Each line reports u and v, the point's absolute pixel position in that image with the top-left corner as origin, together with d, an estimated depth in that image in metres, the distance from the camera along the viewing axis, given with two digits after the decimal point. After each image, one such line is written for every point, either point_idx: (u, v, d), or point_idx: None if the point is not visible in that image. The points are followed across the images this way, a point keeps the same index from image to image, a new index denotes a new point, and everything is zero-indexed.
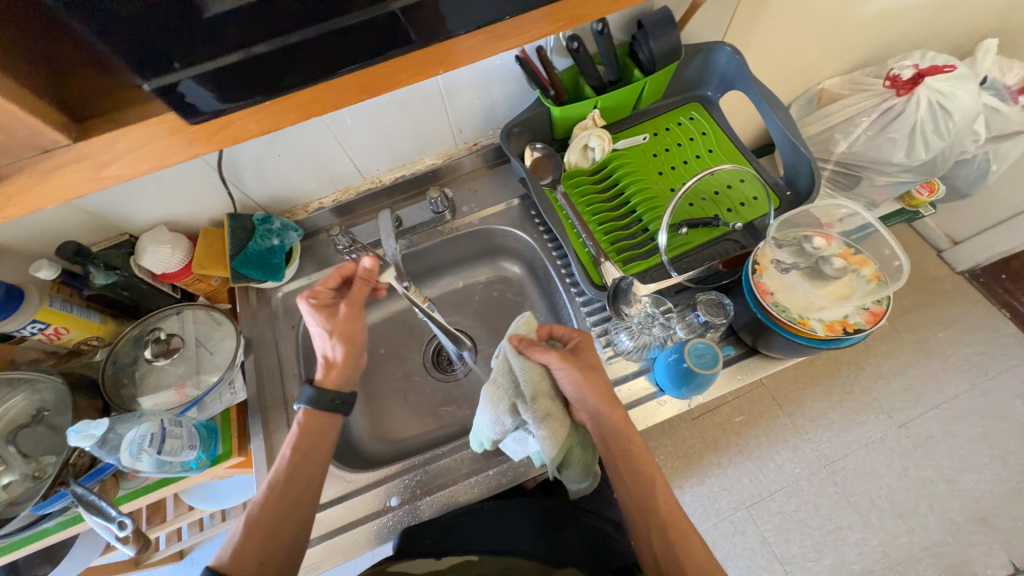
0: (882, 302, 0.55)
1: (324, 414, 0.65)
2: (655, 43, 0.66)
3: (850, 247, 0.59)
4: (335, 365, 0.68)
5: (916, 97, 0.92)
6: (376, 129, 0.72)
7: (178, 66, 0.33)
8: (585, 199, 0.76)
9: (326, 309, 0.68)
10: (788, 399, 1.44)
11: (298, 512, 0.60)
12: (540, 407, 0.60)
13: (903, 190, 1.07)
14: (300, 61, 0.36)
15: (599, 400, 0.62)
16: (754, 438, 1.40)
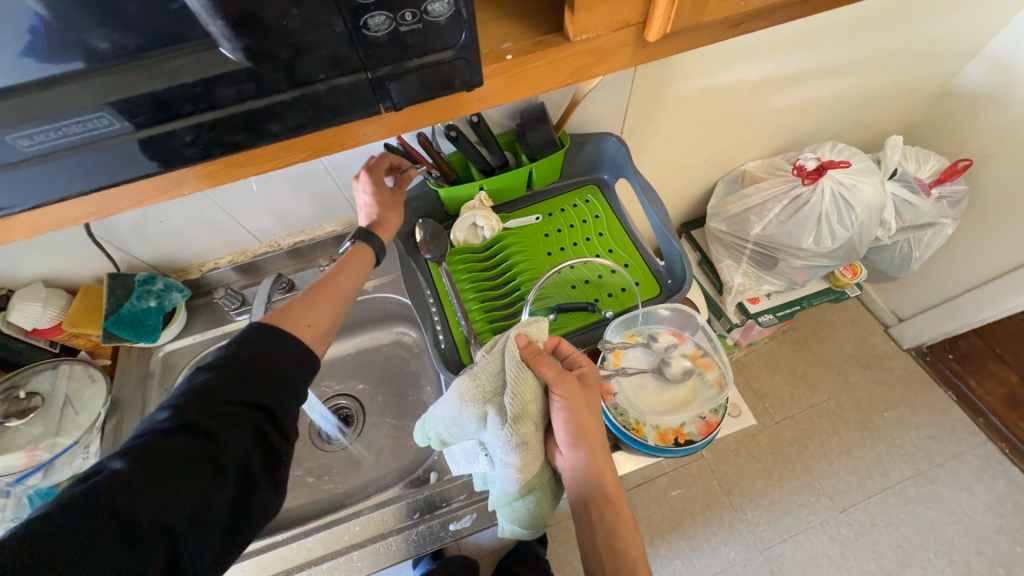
0: (717, 412, 0.66)
1: (369, 258, 0.63)
2: (529, 135, 0.71)
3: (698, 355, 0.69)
4: (383, 226, 0.65)
5: (820, 187, 0.95)
6: (265, 198, 0.74)
7: None
8: (469, 276, 0.76)
9: (379, 178, 0.65)
10: (727, 476, 1.38)
11: (335, 309, 0.56)
12: (523, 431, 0.53)
13: (821, 273, 1.08)
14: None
15: (592, 442, 0.57)
16: (690, 517, 1.33)
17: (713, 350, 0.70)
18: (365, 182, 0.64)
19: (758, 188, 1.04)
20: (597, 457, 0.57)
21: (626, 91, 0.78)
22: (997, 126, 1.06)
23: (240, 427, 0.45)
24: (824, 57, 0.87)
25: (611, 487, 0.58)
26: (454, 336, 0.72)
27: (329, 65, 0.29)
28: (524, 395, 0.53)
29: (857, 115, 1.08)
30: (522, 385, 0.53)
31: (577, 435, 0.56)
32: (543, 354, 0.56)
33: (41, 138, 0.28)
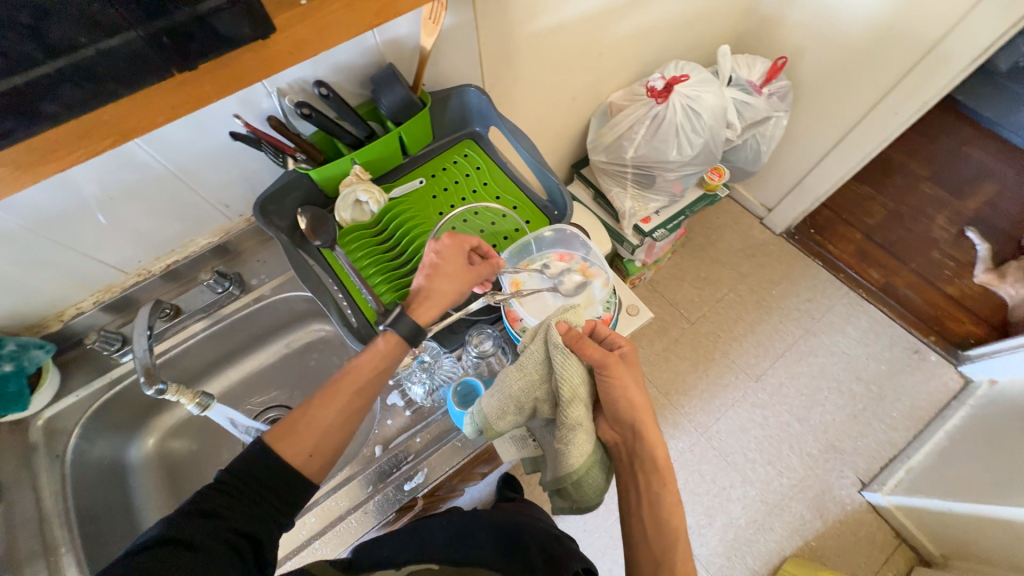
0: (610, 309, 0.76)
1: (401, 348, 0.57)
2: (385, 98, 0.70)
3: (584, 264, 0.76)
4: (428, 298, 0.60)
5: (671, 103, 1.05)
6: (115, 222, 0.66)
7: None
8: (368, 253, 0.76)
9: (457, 250, 0.63)
10: (663, 381, 1.54)
11: (348, 428, 0.55)
12: (573, 411, 0.59)
13: (692, 180, 1.21)
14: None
15: (637, 417, 0.61)
16: None
17: (598, 260, 0.78)
18: (443, 248, 0.62)
19: (624, 115, 1.12)
20: (643, 433, 0.61)
21: (473, 40, 0.79)
22: (798, 24, 1.23)
23: (225, 555, 0.46)
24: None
25: (658, 460, 0.61)
26: (366, 313, 0.72)
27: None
28: (572, 379, 0.59)
29: (690, 32, 1.19)
30: (570, 370, 0.59)
31: (622, 406, 0.61)
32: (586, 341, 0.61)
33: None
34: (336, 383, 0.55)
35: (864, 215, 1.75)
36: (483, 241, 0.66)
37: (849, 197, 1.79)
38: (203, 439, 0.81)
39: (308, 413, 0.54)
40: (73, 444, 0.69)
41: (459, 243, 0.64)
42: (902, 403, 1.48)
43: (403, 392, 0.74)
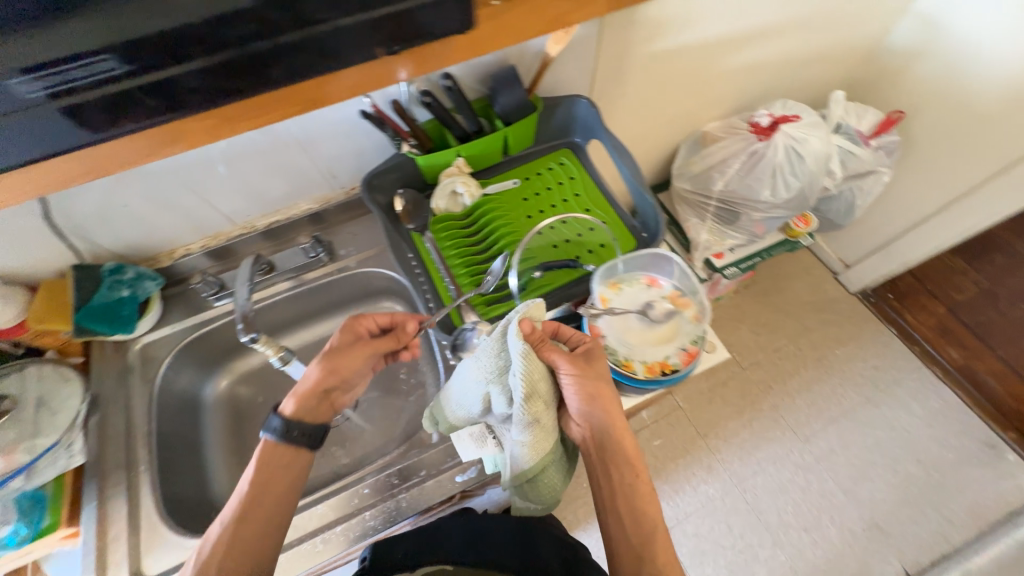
0: (697, 342, 0.72)
1: (283, 450, 0.56)
2: (502, 98, 0.72)
3: (677, 292, 0.74)
4: (311, 388, 0.59)
5: (774, 142, 1.02)
6: (238, 177, 0.71)
7: None
8: (454, 243, 0.78)
9: (352, 332, 0.64)
10: (702, 421, 1.48)
11: (266, 537, 0.53)
12: (530, 408, 0.55)
13: (777, 224, 1.16)
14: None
15: (605, 416, 0.59)
16: (672, 462, 1.43)
17: (689, 292, 0.76)
18: (340, 331, 0.64)
19: (719, 147, 1.09)
20: (609, 432, 0.59)
21: (591, 52, 0.80)
22: (921, 80, 1.16)
23: None
24: (772, 14, 0.91)
25: (626, 459, 0.59)
26: (445, 302, 0.73)
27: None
28: (533, 374, 0.55)
29: (804, 72, 1.15)
30: (530, 365, 0.55)
31: (588, 402, 0.59)
32: (546, 340, 0.60)
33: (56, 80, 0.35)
34: (228, 523, 0.52)
35: (954, 290, 1.62)
36: (385, 314, 0.67)
37: (940, 268, 1.66)
38: (268, 391, 0.85)
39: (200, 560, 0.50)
40: (162, 373, 0.74)
41: (356, 325, 0.65)
42: (966, 499, 1.35)
43: None
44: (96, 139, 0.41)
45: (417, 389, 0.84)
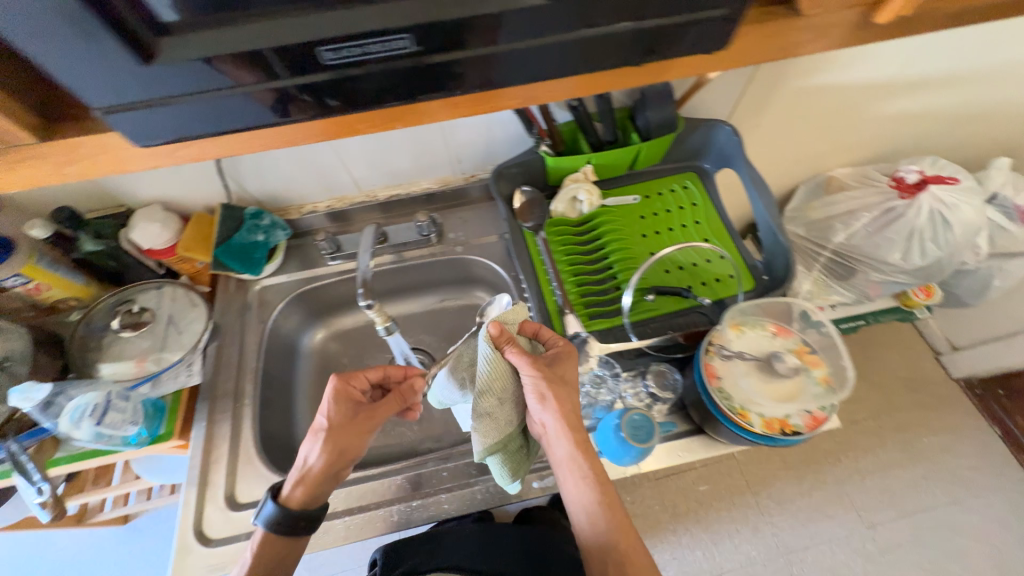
0: (827, 408, 0.54)
1: (280, 538, 0.56)
2: (650, 112, 0.69)
3: (807, 345, 0.59)
4: (311, 477, 0.57)
5: (918, 202, 0.93)
6: (377, 148, 0.75)
7: (136, 92, 0.32)
8: (565, 247, 0.77)
9: (346, 402, 0.59)
10: (755, 476, 1.34)
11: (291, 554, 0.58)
12: (483, 404, 0.55)
13: (897, 289, 1.06)
14: (224, 114, 0.35)
15: (557, 420, 0.56)
16: (717, 513, 1.29)
17: (822, 349, 0.59)
18: (329, 401, 0.59)
19: (848, 196, 1.01)
20: (562, 435, 0.56)
21: (740, 81, 0.77)
22: None
23: None
24: (952, 64, 0.82)
25: (584, 461, 0.56)
26: (548, 308, 0.71)
27: (575, 16, 0.34)
28: (490, 374, 0.55)
29: (964, 132, 1.03)
30: (490, 367, 0.55)
31: (544, 407, 0.56)
32: (510, 339, 0.57)
33: (339, 55, 0.33)
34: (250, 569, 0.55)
35: None
36: (379, 371, 0.63)
37: None
38: (352, 354, 0.88)
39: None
40: (273, 317, 0.80)
41: (349, 392, 0.60)
42: None
43: None
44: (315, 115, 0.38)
45: None
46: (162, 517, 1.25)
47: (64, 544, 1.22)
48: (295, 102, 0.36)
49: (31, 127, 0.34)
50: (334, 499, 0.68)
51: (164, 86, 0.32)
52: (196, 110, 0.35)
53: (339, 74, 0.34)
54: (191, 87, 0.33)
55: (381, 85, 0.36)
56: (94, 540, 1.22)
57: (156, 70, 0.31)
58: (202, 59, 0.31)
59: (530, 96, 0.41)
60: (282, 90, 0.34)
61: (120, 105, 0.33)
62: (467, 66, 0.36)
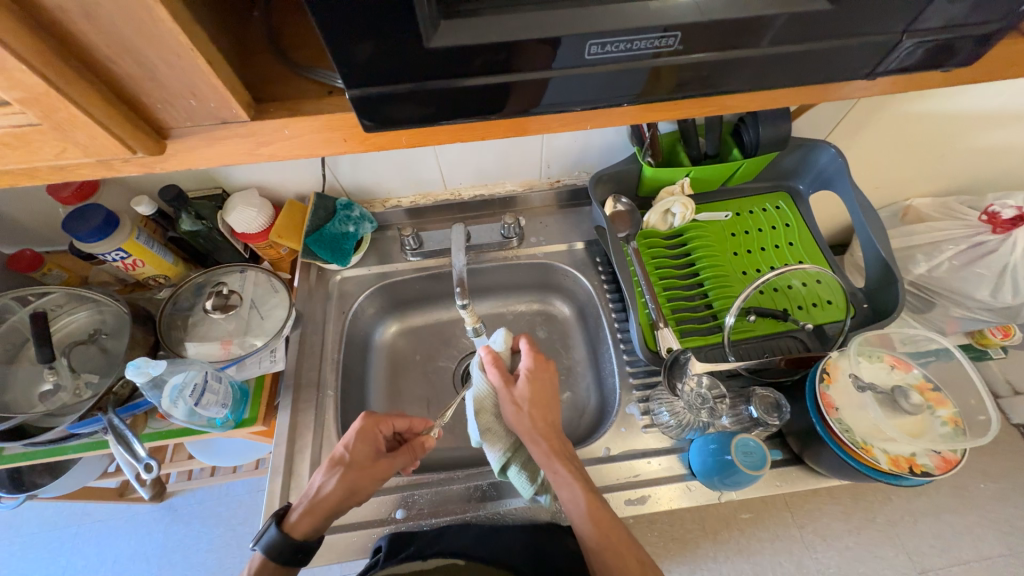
0: (957, 451, 0.54)
1: (280, 567, 0.53)
2: (763, 128, 0.66)
3: (930, 382, 0.59)
4: (317, 506, 0.55)
5: (1013, 238, 0.89)
6: (471, 146, 0.74)
7: (382, 81, 0.28)
8: (655, 260, 0.75)
9: (369, 440, 0.59)
10: (798, 498, 0.93)
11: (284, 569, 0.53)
12: (481, 419, 0.61)
13: (977, 328, 1.01)
14: (453, 103, 0.31)
15: (520, 427, 0.58)
16: (760, 543, 0.90)
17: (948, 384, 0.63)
18: (353, 436, 0.59)
19: (933, 228, 0.97)
20: (531, 439, 0.58)
21: (849, 105, 0.75)
22: None
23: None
24: None
25: (554, 463, 0.56)
26: (641, 320, 0.69)
27: (831, 28, 0.30)
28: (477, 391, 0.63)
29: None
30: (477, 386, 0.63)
31: (520, 422, 0.59)
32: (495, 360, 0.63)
33: (605, 49, 0.29)
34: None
35: None
36: (404, 420, 0.62)
37: None
38: (421, 351, 0.87)
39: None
40: (355, 308, 0.80)
41: (375, 431, 0.59)
42: None
43: (645, 410, 0.68)
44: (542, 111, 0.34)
45: (569, 394, 0.80)
46: (200, 496, 1.26)
47: (104, 516, 1.23)
48: (516, 101, 0.32)
49: (246, 105, 0.30)
50: (418, 500, 0.63)
51: (415, 69, 0.28)
52: (435, 96, 0.30)
53: (600, 68, 0.30)
54: (443, 70, 0.28)
55: (623, 85, 0.32)
56: (135, 514, 1.24)
57: (430, 53, 0.27)
58: (469, 46, 0.27)
59: (745, 103, 0.37)
60: (530, 82, 0.30)
61: (370, 84, 0.28)
62: (715, 71, 0.32)
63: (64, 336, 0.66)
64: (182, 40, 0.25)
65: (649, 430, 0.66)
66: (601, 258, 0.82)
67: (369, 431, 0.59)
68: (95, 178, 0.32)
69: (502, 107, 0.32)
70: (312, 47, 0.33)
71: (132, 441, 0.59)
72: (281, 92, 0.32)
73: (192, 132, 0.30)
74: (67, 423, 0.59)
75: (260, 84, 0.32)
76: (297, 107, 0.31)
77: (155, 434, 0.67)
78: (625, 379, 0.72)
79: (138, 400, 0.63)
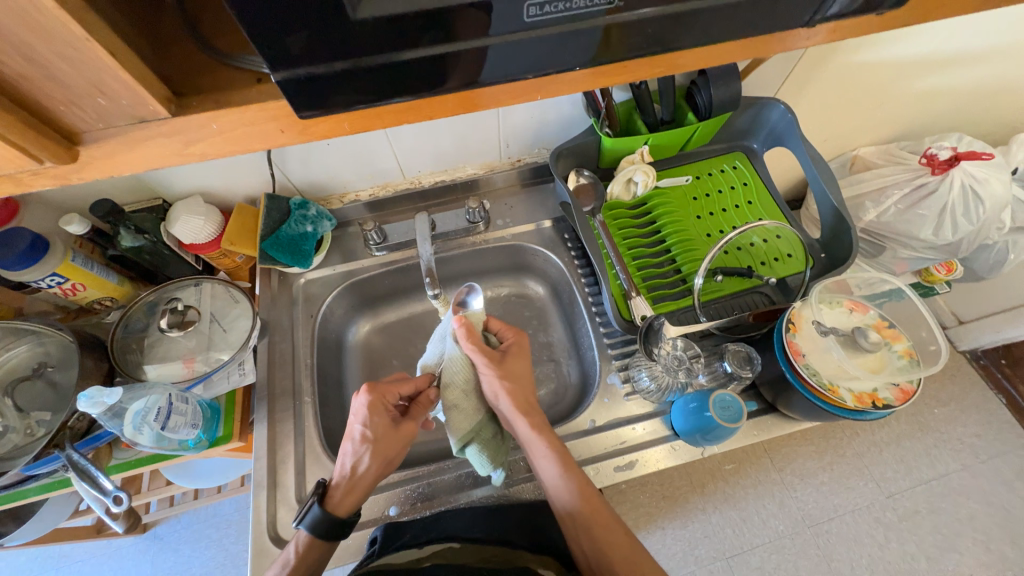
0: (913, 381, 0.58)
1: (325, 543, 0.53)
2: (715, 90, 0.66)
3: (886, 320, 0.63)
4: (356, 484, 0.55)
5: (950, 178, 0.93)
6: (427, 130, 0.72)
7: (309, 59, 0.26)
8: (622, 231, 0.76)
9: (382, 413, 0.56)
10: (777, 443, 0.99)
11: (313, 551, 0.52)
12: (448, 396, 0.58)
13: (922, 266, 1.08)
14: (392, 82, 0.29)
15: (510, 406, 0.58)
16: (744, 490, 0.96)
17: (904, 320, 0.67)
18: (366, 414, 0.56)
19: (878, 175, 1.02)
20: (518, 420, 0.58)
21: (794, 61, 0.76)
22: None
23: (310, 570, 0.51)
24: (1014, 36, 0.79)
25: (542, 441, 0.56)
26: (613, 291, 0.69)
27: None
28: (454, 367, 0.59)
29: (1003, 107, 0.99)
30: (452, 362, 0.60)
31: (507, 401, 0.58)
32: (472, 331, 0.60)
33: (544, 10, 0.28)
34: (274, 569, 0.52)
35: None
36: (409, 382, 0.60)
37: None
38: (398, 347, 0.85)
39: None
40: (323, 310, 0.77)
41: (384, 402, 0.57)
42: None
43: (626, 378, 0.70)
44: (491, 82, 0.32)
45: (551, 372, 0.81)
46: (186, 522, 1.21)
47: (85, 555, 1.17)
48: (459, 73, 0.30)
49: (164, 100, 0.27)
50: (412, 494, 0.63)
51: (343, 46, 0.26)
52: (369, 75, 0.28)
53: (541, 32, 0.29)
54: (375, 45, 0.27)
55: (570, 48, 0.31)
56: (119, 549, 1.19)
57: (359, 26, 0.25)
58: (402, 16, 0.26)
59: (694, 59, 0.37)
60: (471, 51, 0.29)
61: (298, 66, 0.26)
62: (662, 27, 0.31)
63: (5, 374, 0.61)
64: (75, 29, 0.22)
65: (631, 397, 0.68)
66: (569, 234, 0.82)
67: (382, 402, 0.56)
68: (2, 195, 0.29)
69: (445, 82, 0.31)
70: (235, 33, 0.31)
71: (97, 475, 0.56)
72: (199, 83, 0.29)
73: (107, 135, 0.28)
74: (20, 467, 0.55)
75: (178, 76, 0.29)
76: (223, 98, 0.29)
77: (122, 466, 0.64)
78: (603, 351, 0.73)
79: (98, 432, 0.60)
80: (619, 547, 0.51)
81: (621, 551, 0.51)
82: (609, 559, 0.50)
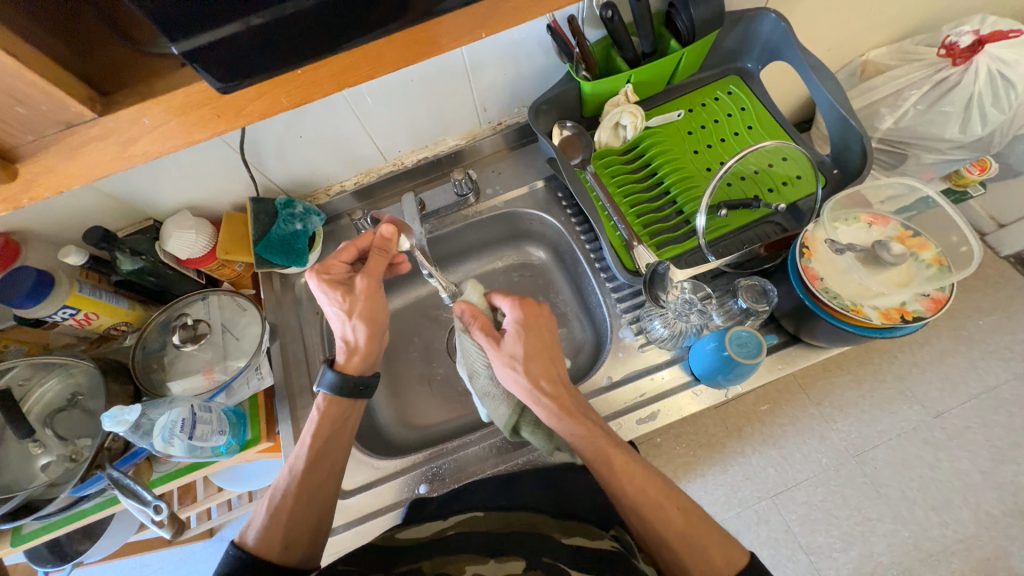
0: (945, 288, 0.54)
1: (343, 402, 0.58)
2: (695, 9, 0.60)
3: (909, 229, 0.58)
4: (359, 348, 0.59)
5: (975, 66, 0.85)
6: (399, 107, 0.69)
7: (209, 21, 0.25)
8: (615, 179, 0.72)
9: (337, 284, 0.59)
10: (811, 377, 0.96)
11: (321, 495, 0.55)
12: (477, 385, 0.61)
13: (951, 169, 1.00)
14: (309, 34, 0.28)
15: (527, 387, 0.56)
16: (782, 428, 0.94)
17: (931, 227, 0.62)
18: (325, 292, 0.58)
19: (891, 77, 0.93)
20: (533, 402, 0.56)
21: None
22: None
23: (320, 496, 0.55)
24: None
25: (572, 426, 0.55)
26: (614, 243, 0.67)
27: None
28: (470, 356, 0.62)
29: None
30: (468, 351, 0.62)
31: (524, 381, 0.56)
32: (476, 314, 0.61)
33: None
34: (290, 478, 0.54)
35: None
36: (351, 247, 0.62)
37: None
38: (409, 333, 0.85)
39: (271, 509, 0.53)
40: None
41: (334, 274, 0.60)
42: None
43: (638, 330, 0.68)
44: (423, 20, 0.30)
45: (563, 335, 0.79)
46: None
47: (165, 563, 1.27)
48: (378, 13, 0.28)
49: (88, 101, 0.27)
50: (439, 471, 0.63)
51: None
52: (279, 33, 0.27)
53: None
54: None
55: None
56: (192, 553, 1.27)
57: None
58: None
59: None
60: None
61: (202, 32, 0.25)
62: None
63: (41, 407, 0.63)
64: None
65: (646, 347, 0.66)
66: (562, 192, 0.79)
67: (332, 269, 0.60)
68: None
69: (363, 29, 0.29)
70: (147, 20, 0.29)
71: (140, 490, 0.59)
72: (127, 79, 0.29)
73: (40, 147, 0.27)
74: (69, 489, 0.58)
75: (102, 73, 0.28)
76: (149, 90, 0.28)
77: (165, 478, 0.67)
78: (612, 305, 0.71)
79: (135, 449, 0.62)
80: (674, 517, 0.50)
81: (675, 528, 0.49)
82: (665, 535, 0.49)
